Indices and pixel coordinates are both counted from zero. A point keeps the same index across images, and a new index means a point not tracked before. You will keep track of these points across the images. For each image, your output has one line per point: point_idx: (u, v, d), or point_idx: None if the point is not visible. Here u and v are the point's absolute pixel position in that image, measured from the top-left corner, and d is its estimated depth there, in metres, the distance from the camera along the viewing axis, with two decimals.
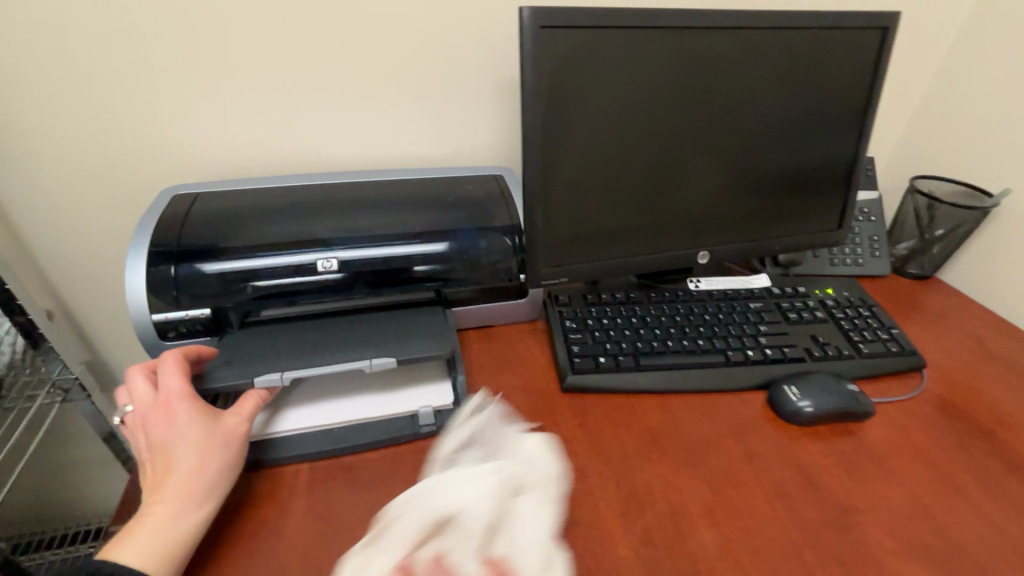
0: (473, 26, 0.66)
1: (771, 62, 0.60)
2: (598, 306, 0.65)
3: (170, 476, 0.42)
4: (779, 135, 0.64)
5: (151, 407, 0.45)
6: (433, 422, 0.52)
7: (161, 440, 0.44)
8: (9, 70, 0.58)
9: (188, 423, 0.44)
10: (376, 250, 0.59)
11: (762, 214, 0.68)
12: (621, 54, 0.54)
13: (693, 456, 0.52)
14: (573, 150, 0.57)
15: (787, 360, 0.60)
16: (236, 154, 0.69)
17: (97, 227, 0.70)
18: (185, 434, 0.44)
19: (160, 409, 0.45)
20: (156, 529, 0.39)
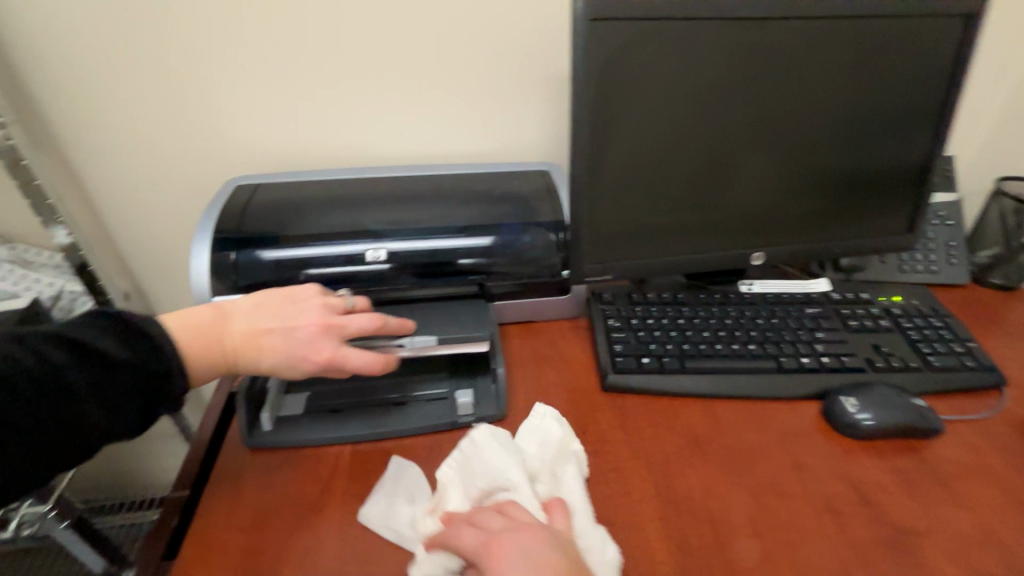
0: (524, 21, 0.66)
1: (837, 54, 0.56)
2: (644, 306, 0.63)
3: (258, 353, 0.45)
4: (843, 131, 0.60)
5: (318, 338, 0.45)
6: (471, 413, 0.52)
7: (285, 338, 0.45)
8: (98, 71, 0.64)
9: (299, 362, 0.45)
10: (421, 243, 0.60)
11: (822, 214, 0.64)
12: (674, 45, 0.52)
13: (738, 463, 0.49)
14: (620, 144, 0.56)
15: (845, 369, 0.57)
16: (293, 150, 0.72)
17: (168, 216, 0.75)
18: (290, 359, 0.45)
19: (313, 341, 0.45)
20: (210, 345, 0.44)
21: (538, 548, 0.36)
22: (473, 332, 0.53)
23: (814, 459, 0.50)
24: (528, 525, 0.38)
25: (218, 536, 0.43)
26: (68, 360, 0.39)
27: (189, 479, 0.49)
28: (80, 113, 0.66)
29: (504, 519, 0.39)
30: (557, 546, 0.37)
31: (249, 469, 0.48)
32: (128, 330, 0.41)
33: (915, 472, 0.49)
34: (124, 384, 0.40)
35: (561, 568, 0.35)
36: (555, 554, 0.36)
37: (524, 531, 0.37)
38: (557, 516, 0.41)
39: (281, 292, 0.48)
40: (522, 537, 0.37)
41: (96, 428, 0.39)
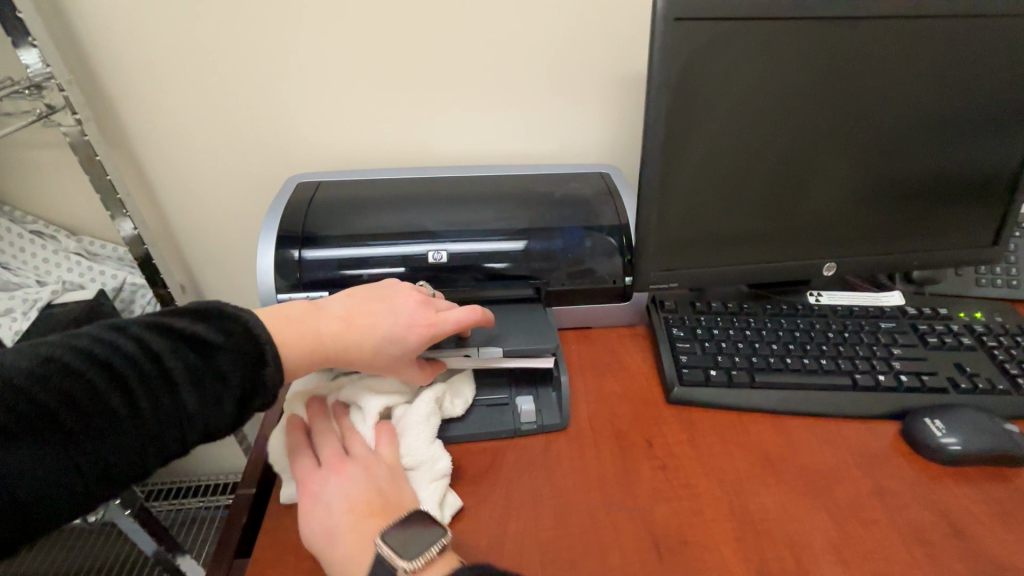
0: (592, 20, 0.65)
1: (931, 56, 0.53)
2: (708, 316, 0.61)
3: (355, 334, 0.45)
4: (931, 137, 0.57)
5: (417, 307, 0.47)
6: (534, 420, 0.51)
7: (384, 317, 0.46)
8: (169, 69, 0.65)
9: (401, 336, 0.46)
10: (483, 245, 0.60)
11: (902, 224, 0.61)
12: (758, 46, 0.50)
13: (817, 484, 0.47)
14: (695, 149, 0.54)
15: (926, 389, 0.54)
16: (353, 148, 0.72)
17: (228, 212, 0.76)
18: (390, 335, 0.45)
19: (413, 316, 0.46)
20: (308, 329, 0.45)
21: (343, 483, 0.42)
22: (541, 343, 0.52)
23: (897, 483, 0.48)
24: (353, 460, 0.44)
25: (288, 536, 0.43)
26: (169, 348, 0.39)
27: (257, 477, 0.49)
28: (151, 110, 0.67)
29: (337, 454, 0.45)
30: (373, 475, 0.43)
31: None
32: (222, 318, 0.42)
33: (1007, 501, 0.46)
34: (220, 371, 0.40)
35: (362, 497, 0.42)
36: (365, 489, 0.42)
37: (340, 468, 0.43)
38: (385, 442, 0.45)
39: (369, 288, 0.50)
40: (334, 474, 0.43)
41: (192, 416, 0.39)
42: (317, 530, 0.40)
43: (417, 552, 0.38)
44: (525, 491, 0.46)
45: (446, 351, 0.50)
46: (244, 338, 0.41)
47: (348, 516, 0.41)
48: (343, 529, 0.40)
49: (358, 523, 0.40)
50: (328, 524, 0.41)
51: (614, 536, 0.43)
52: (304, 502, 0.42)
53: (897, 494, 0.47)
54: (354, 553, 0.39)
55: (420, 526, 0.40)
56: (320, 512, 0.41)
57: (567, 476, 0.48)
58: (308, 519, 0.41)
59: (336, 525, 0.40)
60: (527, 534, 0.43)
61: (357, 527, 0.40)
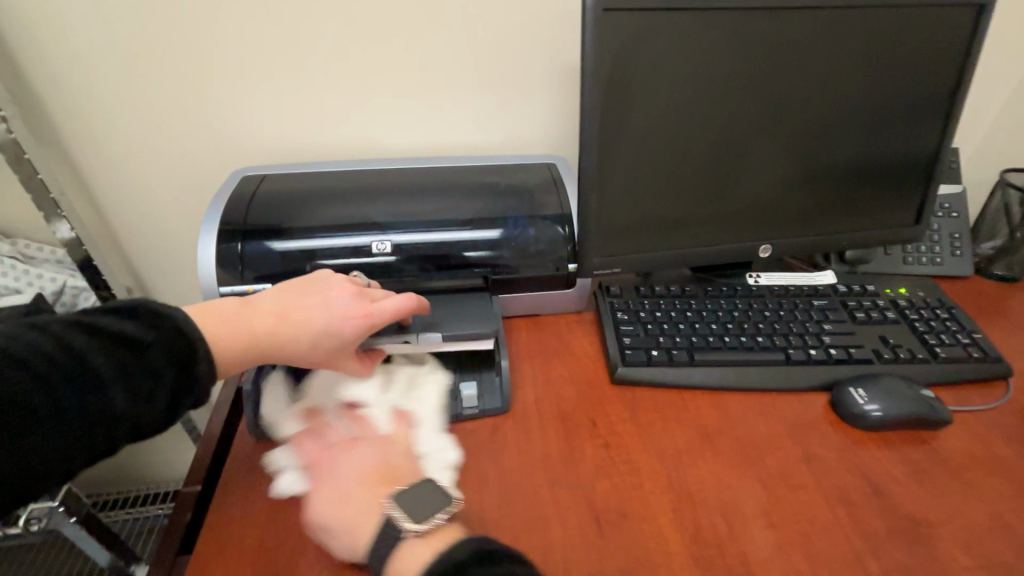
0: (532, 12, 0.66)
1: (849, 46, 0.56)
2: (651, 299, 0.63)
3: (290, 330, 0.45)
4: (853, 122, 0.60)
5: (352, 300, 0.47)
6: (476, 405, 0.53)
7: (320, 311, 0.46)
8: (102, 64, 0.63)
9: (339, 330, 0.46)
10: (428, 235, 0.60)
11: (830, 205, 0.64)
12: (685, 36, 0.52)
13: (750, 454, 0.50)
14: (630, 136, 0.55)
15: (853, 361, 0.57)
16: (299, 143, 0.71)
17: (171, 210, 0.74)
18: (327, 331, 0.46)
19: (351, 310, 0.47)
20: (241, 328, 0.44)
21: (354, 458, 0.44)
22: (479, 328, 0.53)
23: (825, 450, 0.50)
24: (365, 440, 0.45)
25: (231, 529, 0.43)
26: (94, 345, 0.38)
27: (200, 474, 0.49)
28: (84, 106, 0.65)
29: (349, 437, 0.45)
30: (386, 456, 0.44)
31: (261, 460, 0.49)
32: (151, 314, 0.41)
33: (924, 461, 0.50)
34: (150, 366, 0.40)
35: (370, 473, 0.43)
36: (375, 464, 0.43)
37: (352, 446, 0.44)
38: (399, 426, 0.47)
39: (303, 279, 0.49)
40: (346, 453, 0.44)
41: (121, 414, 0.38)
42: (328, 499, 0.42)
43: (425, 513, 0.40)
44: (470, 475, 0.47)
45: (386, 338, 0.51)
46: (175, 333, 0.41)
47: (359, 486, 0.42)
48: (353, 498, 0.41)
49: (365, 491, 0.42)
50: (339, 493, 0.42)
51: (554, 513, 0.44)
52: (318, 482, 0.43)
53: (824, 460, 0.49)
54: (362, 519, 0.40)
55: (425, 494, 0.41)
56: (333, 488, 0.42)
57: (512, 458, 0.49)
58: (318, 495, 0.42)
59: (349, 495, 0.41)
60: (471, 515, 0.44)
61: (367, 496, 0.41)
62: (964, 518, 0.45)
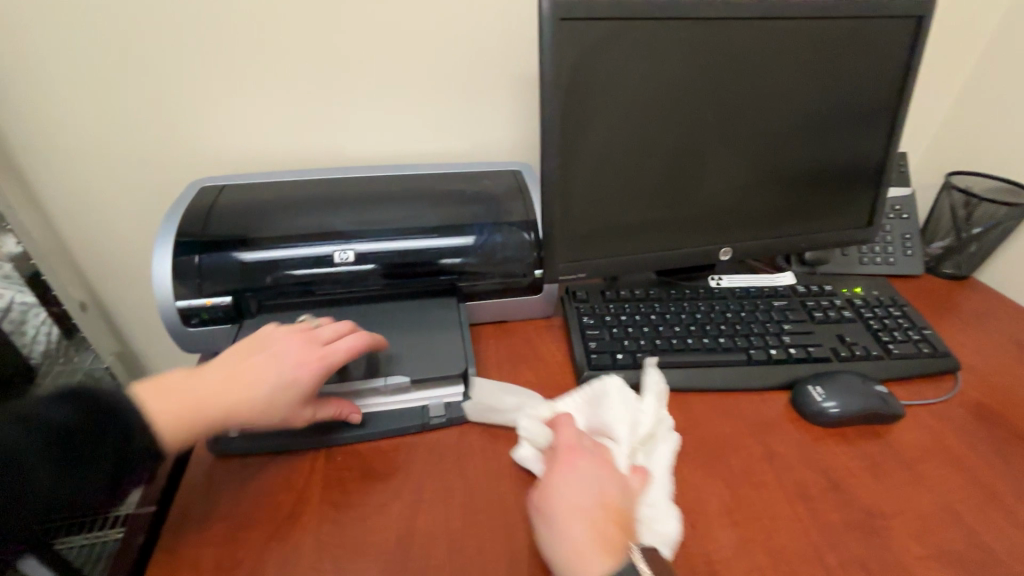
0: (495, 22, 0.66)
1: (799, 55, 0.58)
2: (617, 303, 0.64)
3: (241, 390, 0.45)
4: (806, 128, 0.62)
5: (303, 348, 0.48)
6: (442, 414, 0.52)
7: (271, 363, 0.46)
8: (50, 74, 0.61)
9: (292, 380, 0.46)
10: (393, 243, 0.60)
11: (787, 208, 0.66)
12: (642, 45, 0.53)
13: (714, 454, 0.50)
14: (592, 143, 0.56)
15: (811, 360, 0.59)
16: (261, 152, 0.70)
17: (127, 223, 0.72)
18: (281, 383, 0.45)
19: (303, 358, 0.47)
20: (188, 398, 0.43)
21: (599, 489, 0.42)
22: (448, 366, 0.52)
23: (785, 447, 0.52)
24: (614, 469, 0.44)
25: (186, 551, 0.42)
26: (22, 434, 0.37)
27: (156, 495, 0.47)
28: (33, 116, 0.63)
29: (592, 454, 0.45)
30: (614, 488, 0.43)
31: (220, 478, 0.47)
32: (85, 396, 0.40)
33: (879, 454, 0.51)
34: (84, 449, 0.38)
35: (609, 508, 0.41)
36: (608, 490, 0.42)
37: (603, 464, 0.44)
38: (639, 476, 0.45)
39: (253, 338, 0.49)
40: (598, 468, 0.44)
41: (53, 501, 0.37)
42: (559, 514, 0.41)
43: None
44: (437, 484, 0.47)
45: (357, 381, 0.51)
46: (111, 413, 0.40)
47: (592, 521, 0.40)
48: (588, 522, 0.40)
49: (603, 531, 0.40)
50: (569, 509, 0.41)
51: (520, 518, 0.44)
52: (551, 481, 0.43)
53: (784, 457, 0.51)
54: (590, 557, 0.38)
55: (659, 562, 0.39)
56: (565, 495, 0.42)
57: (480, 467, 0.48)
58: (555, 492, 0.42)
59: (587, 517, 0.40)
60: (437, 525, 0.44)
61: (603, 528, 0.40)
62: (917, 508, 0.46)
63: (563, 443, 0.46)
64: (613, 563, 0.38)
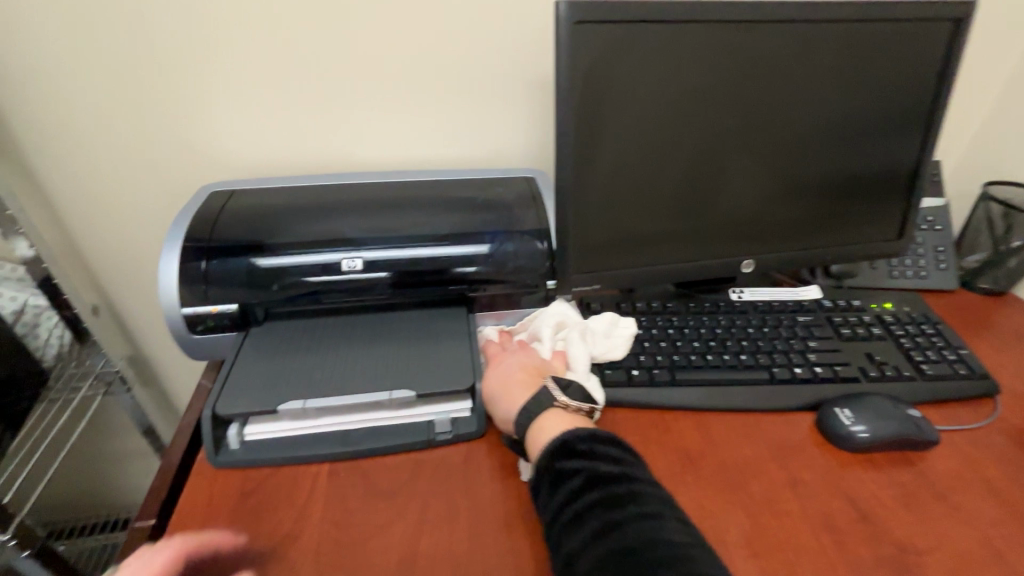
0: (510, 24, 0.65)
1: (827, 58, 0.55)
2: (632, 316, 0.61)
3: None
4: (833, 136, 0.59)
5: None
6: (448, 430, 0.50)
7: None
8: (65, 78, 0.61)
9: None
10: (402, 251, 0.58)
11: (812, 219, 0.63)
12: (662, 48, 0.51)
13: (734, 479, 0.48)
14: (607, 150, 0.54)
15: (838, 380, 0.56)
16: (272, 157, 0.70)
17: (139, 227, 0.72)
18: None
19: None
20: None
21: (520, 359, 0.54)
22: (454, 380, 0.50)
23: (810, 473, 0.49)
24: (530, 349, 0.56)
25: None
26: None
27: (155, 508, 0.46)
28: (47, 120, 0.63)
29: (517, 345, 0.57)
30: (531, 358, 0.54)
31: (220, 492, 0.46)
32: None
33: (912, 483, 0.48)
34: None
35: (527, 369, 0.52)
36: (525, 359, 0.54)
37: (521, 347, 0.56)
38: (557, 356, 0.55)
39: None
40: (517, 351, 0.55)
41: None
42: (491, 383, 0.51)
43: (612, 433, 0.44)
44: (442, 504, 0.45)
45: (360, 395, 0.49)
46: None
47: (516, 377, 0.51)
48: (512, 379, 0.51)
49: (523, 380, 0.51)
50: (496, 379, 0.52)
51: (528, 544, 0.42)
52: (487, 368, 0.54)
53: (809, 484, 0.48)
54: (514, 397, 0.49)
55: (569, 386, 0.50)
56: (496, 370, 0.53)
57: (486, 488, 0.46)
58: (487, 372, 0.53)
59: (508, 375, 0.52)
60: (440, 548, 0.42)
61: (524, 378, 0.51)
62: (953, 543, 0.43)
63: (493, 350, 0.57)
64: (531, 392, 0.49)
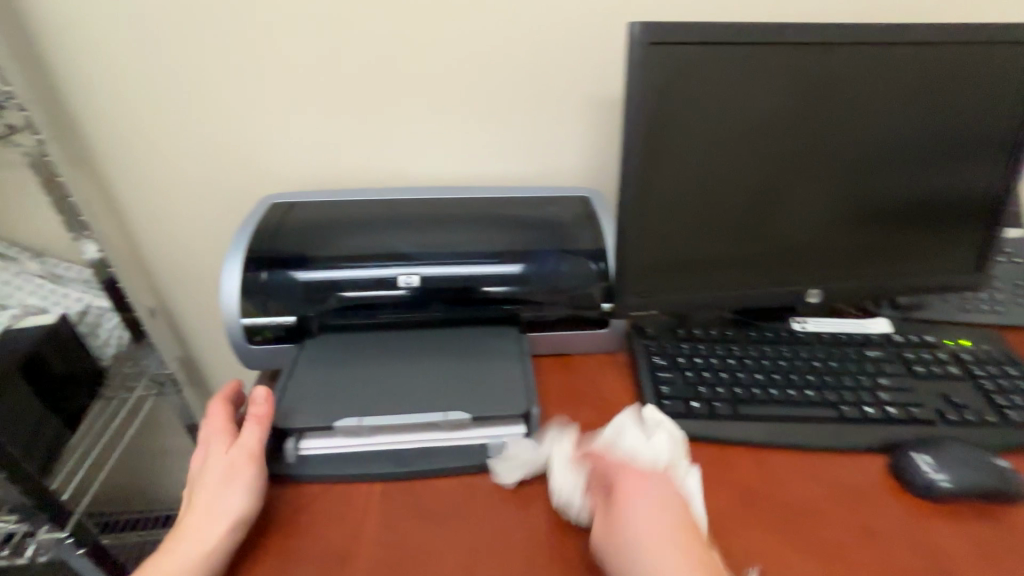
0: (570, 42, 0.64)
1: (907, 81, 0.53)
2: (690, 343, 0.59)
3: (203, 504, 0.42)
4: (909, 162, 0.57)
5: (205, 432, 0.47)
6: (502, 455, 0.49)
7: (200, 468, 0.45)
8: (140, 90, 0.64)
9: (216, 449, 0.45)
10: (457, 268, 0.58)
11: (882, 249, 0.60)
12: (733, 71, 0.50)
13: (803, 523, 0.45)
14: (672, 173, 0.53)
15: (912, 421, 0.52)
16: (328, 169, 0.70)
17: (198, 234, 0.74)
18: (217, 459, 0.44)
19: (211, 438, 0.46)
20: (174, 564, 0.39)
21: (675, 506, 0.41)
22: (509, 405, 0.49)
23: (886, 523, 0.45)
24: (675, 489, 0.42)
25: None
26: None
27: None
28: (121, 130, 0.66)
29: (655, 475, 0.43)
30: (680, 507, 0.41)
31: (273, 505, 0.46)
32: None
33: (999, 540, 0.44)
34: None
35: (680, 532, 0.39)
36: (681, 510, 0.41)
37: (666, 484, 0.42)
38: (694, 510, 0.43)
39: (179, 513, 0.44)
40: (664, 488, 0.42)
41: None
42: (641, 537, 0.39)
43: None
44: (496, 532, 0.44)
45: (416, 415, 0.48)
46: None
47: (677, 542, 0.38)
48: (671, 539, 0.39)
49: (691, 554, 0.38)
50: (648, 532, 0.39)
51: None
52: (627, 508, 0.40)
53: (886, 535, 0.44)
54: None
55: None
56: (646, 515, 0.40)
57: (540, 517, 0.45)
58: (629, 512, 0.40)
59: (665, 531, 0.39)
60: None
61: (687, 545, 0.38)
62: None
63: (614, 473, 0.43)
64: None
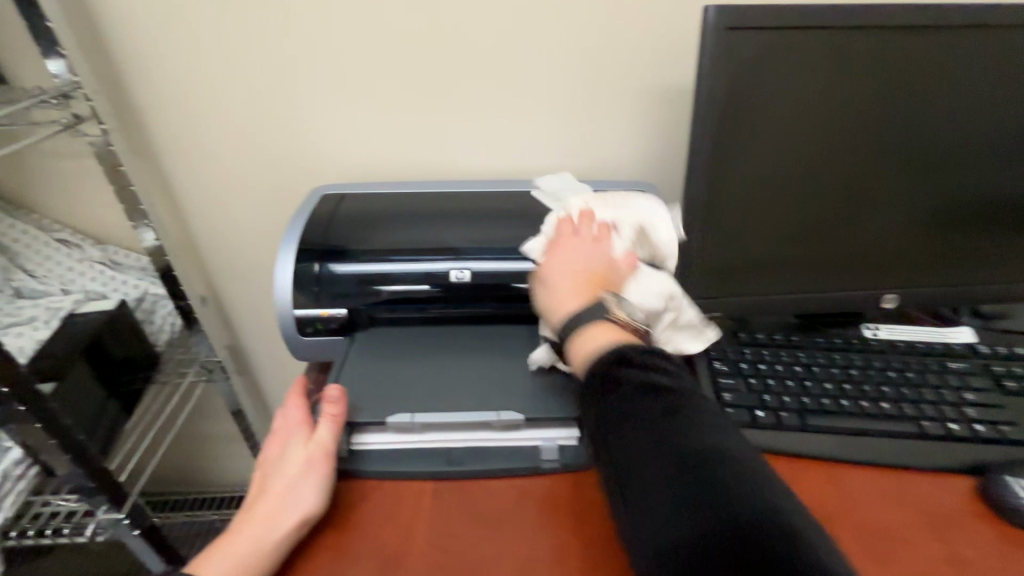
0: (629, 29, 0.61)
1: (1009, 69, 0.48)
2: (753, 349, 0.56)
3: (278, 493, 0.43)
4: (1007, 157, 0.52)
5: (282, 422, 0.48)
6: (555, 459, 0.47)
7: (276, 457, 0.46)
8: (198, 80, 0.64)
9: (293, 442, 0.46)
10: (509, 264, 0.56)
11: (968, 252, 0.55)
12: (814, 57, 0.46)
13: (882, 546, 0.42)
14: (740, 167, 0.50)
15: (1003, 441, 0.48)
16: (377, 160, 0.70)
17: (250, 223, 0.75)
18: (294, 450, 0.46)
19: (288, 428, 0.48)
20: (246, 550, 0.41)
21: (588, 255, 0.47)
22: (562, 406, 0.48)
23: (978, 551, 0.41)
24: (606, 240, 0.48)
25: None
26: None
27: None
28: (180, 120, 0.67)
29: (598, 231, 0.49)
30: (598, 260, 0.47)
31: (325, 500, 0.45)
32: None
33: None
34: None
35: (584, 268, 0.46)
36: (597, 262, 0.47)
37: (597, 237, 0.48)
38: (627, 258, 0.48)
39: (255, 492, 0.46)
40: (591, 243, 0.48)
41: None
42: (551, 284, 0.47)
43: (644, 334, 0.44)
44: (551, 539, 0.42)
45: (466, 412, 0.48)
46: None
47: (574, 281, 0.46)
48: (571, 283, 0.46)
49: (580, 287, 0.45)
50: (557, 282, 0.47)
51: None
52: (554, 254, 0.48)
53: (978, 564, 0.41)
54: (567, 304, 0.45)
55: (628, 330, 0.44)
56: (563, 264, 0.47)
57: (597, 526, 0.43)
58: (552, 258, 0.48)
59: (571, 282, 0.46)
60: None
61: (584, 284, 0.45)
62: None
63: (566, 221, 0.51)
64: (585, 303, 0.44)
